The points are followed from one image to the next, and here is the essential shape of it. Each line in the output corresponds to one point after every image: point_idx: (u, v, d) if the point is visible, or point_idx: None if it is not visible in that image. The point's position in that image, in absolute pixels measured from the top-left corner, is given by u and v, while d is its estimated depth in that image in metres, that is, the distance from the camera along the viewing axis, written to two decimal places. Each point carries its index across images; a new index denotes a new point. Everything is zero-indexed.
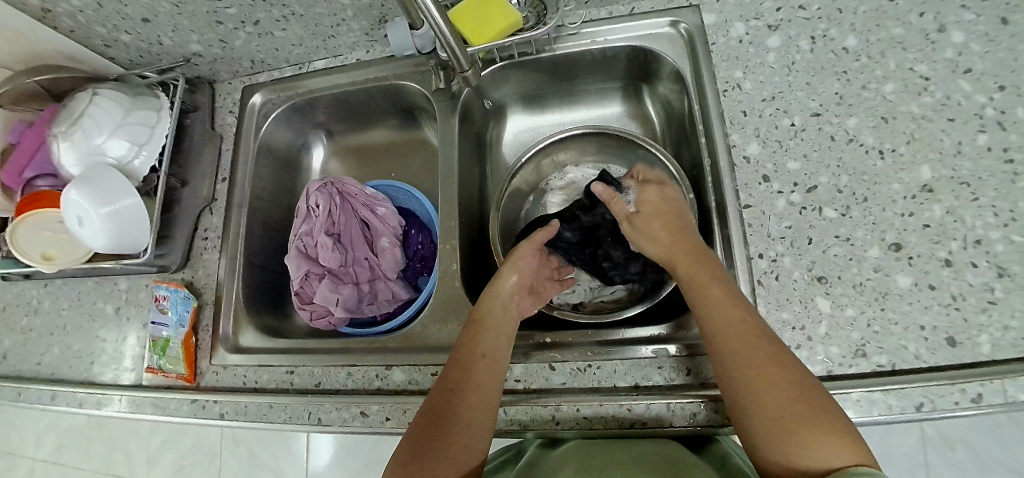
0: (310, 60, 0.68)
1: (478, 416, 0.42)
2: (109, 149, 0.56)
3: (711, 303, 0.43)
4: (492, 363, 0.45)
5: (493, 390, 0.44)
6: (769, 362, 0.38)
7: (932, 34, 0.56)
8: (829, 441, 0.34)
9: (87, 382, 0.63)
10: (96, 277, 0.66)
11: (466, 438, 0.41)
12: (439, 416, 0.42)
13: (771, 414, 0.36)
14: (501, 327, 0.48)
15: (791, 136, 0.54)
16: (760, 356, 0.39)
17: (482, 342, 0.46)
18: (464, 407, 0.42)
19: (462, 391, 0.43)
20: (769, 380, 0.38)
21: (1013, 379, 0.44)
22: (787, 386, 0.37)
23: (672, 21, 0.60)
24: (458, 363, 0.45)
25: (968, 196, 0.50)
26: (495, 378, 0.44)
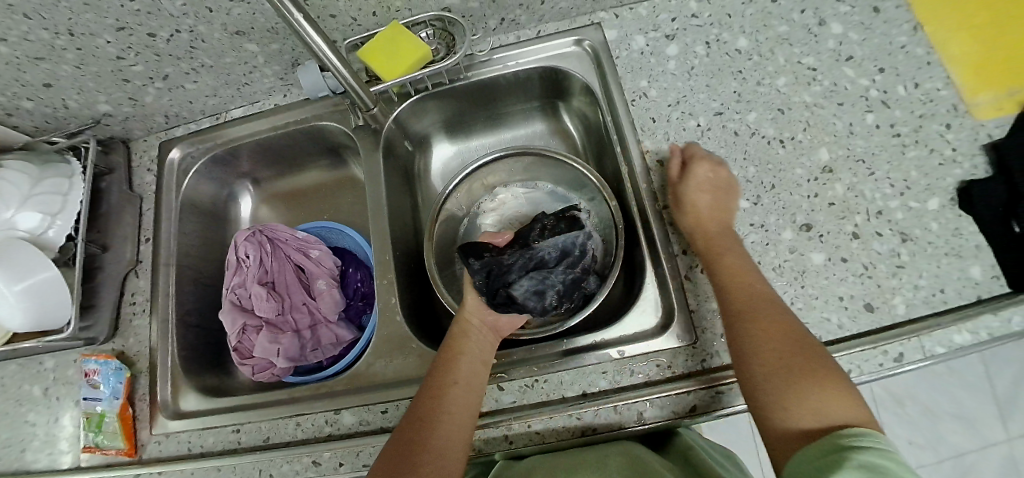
0: (227, 109, 0.68)
1: (457, 441, 0.42)
2: (20, 221, 0.54)
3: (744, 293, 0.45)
4: (469, 386, 0.46)
5: (471, 413, 0.44)
6: (777, 326, 0.41)
7: (813, 28, 0.61)
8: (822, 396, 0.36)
9: (17, 474, 0.58)
10: (19, 359, 0.62)
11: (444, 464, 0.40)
12: (419, 439, 0.42)
13: (771, 372, 0.39)
14: (473, 353, 0.49)
15: (699, 136, 0.57)
16: (760, 330, 0.41)
17: (458, 365, 0.47)
18: (443, 434, 0.42)
19: (441, 416, 0.43)
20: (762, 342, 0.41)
21: (927, 335, 0.47)
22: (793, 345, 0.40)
23: (577, 40, 0.63)
24: (433, 388, 0.46)
25: (865, 172, 0.54)
26: (471, 404, 0.45)
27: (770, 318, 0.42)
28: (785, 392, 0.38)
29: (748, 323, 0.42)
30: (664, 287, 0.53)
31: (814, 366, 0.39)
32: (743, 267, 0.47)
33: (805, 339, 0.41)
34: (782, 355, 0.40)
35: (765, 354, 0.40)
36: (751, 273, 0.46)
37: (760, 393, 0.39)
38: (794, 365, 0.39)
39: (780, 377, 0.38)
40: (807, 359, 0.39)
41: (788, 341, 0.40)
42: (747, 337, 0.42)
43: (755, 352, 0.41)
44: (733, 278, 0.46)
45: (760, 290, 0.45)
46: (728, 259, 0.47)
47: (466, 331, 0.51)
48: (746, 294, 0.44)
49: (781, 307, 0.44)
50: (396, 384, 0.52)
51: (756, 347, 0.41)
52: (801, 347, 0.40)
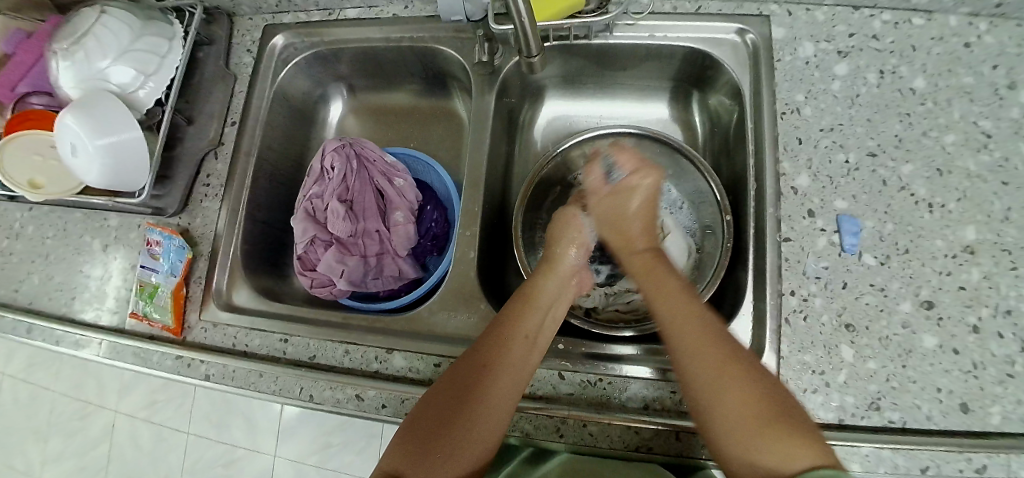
0: (341, 7, 0.62)
1: (500, 407, 0.40)
2: (113, 74, 0.51)
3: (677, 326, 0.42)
4: (529, 347, 0.43)
5: (524, 376, 0.42)
6: (725, 362, 0.38)
7: (1001, 89, 0.53)
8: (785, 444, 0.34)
9: (66, 319, 0.60)
10: (84, 209, 0.62)
11: (482, 434, 0.39)
12: (457, 407, 0.40)
13: (729, 424, 0.36)
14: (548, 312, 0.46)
15: (844, 174, 0.52)
16: (718, 369, 0.38)
17: (523, 324, 0.44)
18: (497, 384, 0.40)
19: (484, 383, 0.40)
20: (725, 381, 0.37)
21: (1018, 455, 0.43)
22: (748, 392, 0.37)
23: (741, 29, 0.57)
24: (486, 347, 0.43)
25: (1008, 264, 0.48)
26: (527, 365, 0.43)
27: (715, 358, 0.39)
28: (746, 442, 0.35)
29: (694, 358, 0.39)
30: (759, 324, 0.50)
31: (774, 410, 0.36)
32: (682, 294, 0.44)
33: (761, 376, 0.38)
34: (739, 394, 0.37)
35: (723, 395, 0.37)
36: (694, 308, 0.43)
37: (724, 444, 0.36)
38: (749, 410, 0.36)
39: (735, 427, 0.36)
40: (764, 402, 0.36)
41: (747, 380, 0.37)
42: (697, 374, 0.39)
43: (708, 393, 0.38)
44: (667, 308, 0.44)
45: (682, 315, 0.42)
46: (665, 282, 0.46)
47: (546, 285, 0.49)
48: (679, 330, 0.41)
49: (725, 338, 0.40)
50: (455, 342, 0.50)
51: (711, 392, 0.37)
52: (754, 390, 0.37)
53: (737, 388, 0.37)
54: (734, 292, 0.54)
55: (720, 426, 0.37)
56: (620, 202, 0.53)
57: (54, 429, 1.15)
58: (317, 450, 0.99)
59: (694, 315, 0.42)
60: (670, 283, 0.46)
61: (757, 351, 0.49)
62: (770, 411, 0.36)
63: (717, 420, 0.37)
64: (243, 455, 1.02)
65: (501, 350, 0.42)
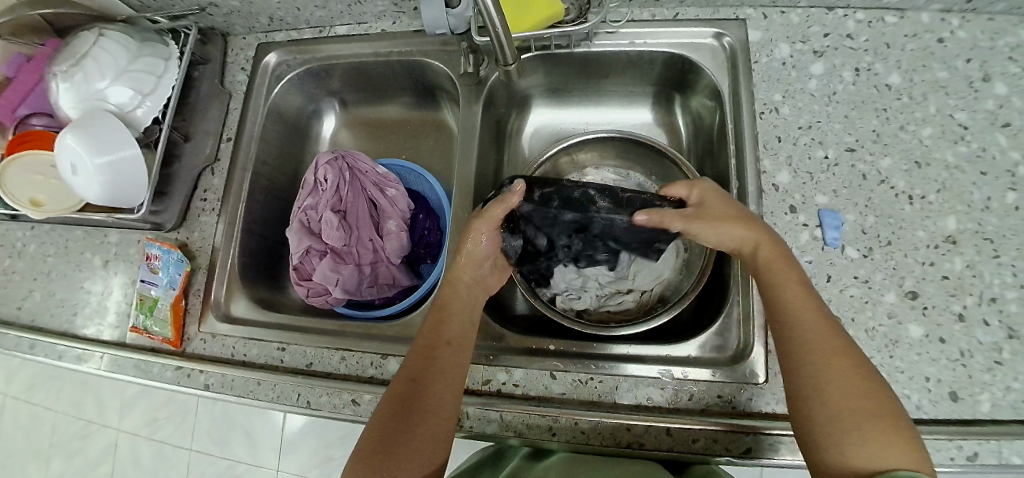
0: (332, 24, 0.65)
1: (440, 411, 0.42)
2: (111, 94, 0.53)
3: (803, 322, 0.40)
4: (456, 351, 0.45)
5: (458, 376, 0.44)
6: (836, 356, 0.38)
7: (975, 82, 0.54)
8: (884, 443, 0.33)
9: (67, 334, 0.61)
10: (84, 226, 0.64)
11: (429, 443, 0.40)
12: (401, 420, 0.40)
13: (843, 413, 0.36)
14: (466, 312, 0.49)
15: (823, 169, 0.53)
16: (852, 373, 0.37)
17: (445, 330, 0.46)
18: (433, 395, 0.42)
19: (421, 392, 0.42)
20: (846, 377, 0.37)
21: (1008, 442, 0.43)
22: (861, 392, 0.36)
23: (717, 33, 0.59)
24: (414, 359, 0.44)
25: (990, 253, 0.49)
26: (460, 364, 0.45)
27: (835, 349, 0.38)
28: (843, 435, 0.35)
29: (816, 346, 0.39)
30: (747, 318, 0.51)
31: (880, 407, 0.35)
32: (802, 289, 0.42)
33: (868, 376, 0.37)
34: (858, 391, 0.36)
35: (840, 387, 0.37)
36: (810, 297, 0.42)
37: (818, 436, 0.36)
38: (862, 404, 0.36)
39: (840, 417, 0.35)
40: (875, 399, 0.36)
41: (864, 380, 0.37)
42: (813, 363, 0.38)
43: (814, 387, 0.37)
44: (790, 301, 0.42)
45: (809, 309, 0.41)
46: (789, 281, 0.43)
47: (457, 287, 0.50)
48: (803, 317, 0.40)
49: (840, 336, 0.40)
50: None
51: (827, 382, 0.37)
52: (866, 387, 0.37)
53: (856, 380, 0.37)
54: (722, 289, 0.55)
55: (823, 413, 0.36)
56: (710, 206, 0.48)
57: (57, 450, 1.15)
58: (319, 463, 0.99)
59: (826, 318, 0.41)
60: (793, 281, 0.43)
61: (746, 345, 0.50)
62: (881, 407, 0.35)
63: (823, 409, 0.36)
64: (245, 470, 1.02)
65: (430, 358, 0.44)
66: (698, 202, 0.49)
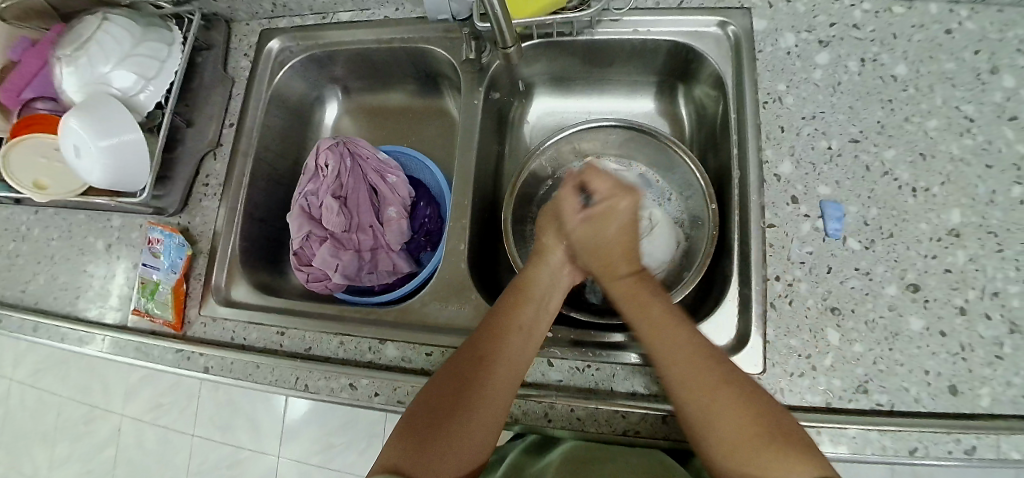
0: (335, 10, 0.65)
1: (498, 398, 0.41)
2: (115, 78, 0.53)
3: (665, 349, 0.41)
4: (525, 340, 0.44)
5: (521, 367, 0.43)
6: (718, 384, 0.38)
7: (983, 74, 0.53)
8: (782, 464, 0.33)
9: (71, 317, 0.61)
10: (88, 210, 0.65)
11: (480, 426, 0.40)
12: (460, 399, 0.40)
13: (731, 449, 0.36)
14: (543, 301, 0.47)
15: (826, 160, 0.52)
16: (723, 396, 0.37)
17: (520, 314, 0.45)
18: (496, 379, 0.41)
19: (484, 374, 0.41)
20: (721, 401, 0.37)
21: (1007, 436, 0.43)
22: (740, 414, 0.36)
23: (722, 22, 0.58)
24: (485, 339, 0.43)
25: (993, 247, 0.48)
26: (526, 354, 0.44)
27: (698, 382, 0.38)
28: (753, 468, 0.34)
29: (679, 383, 0.39)
30: (746, 308, 0.51)
31: (768, 427, 0.35)
32: (663, 315, 0.43)
33: (748, 393, 0.37)
34: (734, 422, 0.36)
35: (716, 422, 0.37)
36: (666, 318, 0.43)
37: (728, 472, 0.36)
38: (744, 434, 0.35)
39: (732, 451, 0.36)
40: (756, 422, 0.36)
41: (741, 397, 0.37)
42: (689, 398, 0.39)
43: (701, 420, 0.37)
44: (652, 331, 0.42)
45: (666, 339, 0.41)
46: (652, 309, 0.44)
47: (542, 273, 0.49)
48: (668, 350, 0.41)
49: (717, 360, 0.40)
50: (446, 331, 0.51)
51: (707, 413, 0.37)
52: (747, 407, 0.37)
53: (731, 403, 0.37)
54: (722, 279, 0.55)
55: (719, 450, 0.36)
56: (596, 236, 0.45)
57: (62, 434, 1.16)
58: (319, 450, 1.00)
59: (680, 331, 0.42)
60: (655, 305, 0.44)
61: (744, 335, 0.50)
62: (765, 428, 0.35)
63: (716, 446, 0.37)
64: (246, 456, 1.03)
65: (499, 340, 0.43)
66: (605, 211, 0.45)
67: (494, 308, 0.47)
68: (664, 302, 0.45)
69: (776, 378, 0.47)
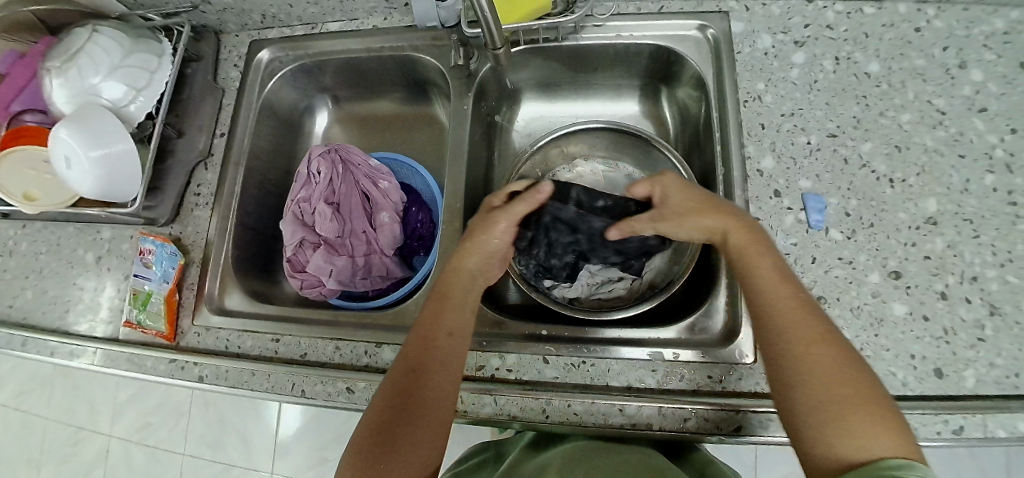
0: (324, 21, 0.66)
1: (439, 402, 0.41)
2: (105, 89, 0.54)
3: (768, 290, 0.41)
4: (453, 340, 0.45)
5: (456, 366, 0.44)
6: (817, 340, 0.37)
7: (952, 70, 0.56)
8: (873, 428, 0.32)
9: (60, 332, 0.61)
10: (78, 223, 0.64)
11: (426, 434, 0.39)
12: (402, 411, 0.40)
13: (818, 402, 0.34)
14: (466, 302, 0.48)
15: (806, 154, 0.54)
16: (814, 347, 0.36)
17: (445, 318, 0.46)
18: (433, 382, 0.42)
19: (420, 382, 0.41)
20: (818, 355, 0.36)
21: (993, 416, 0.44)
22: (838, 368, 0.35)
23: (701, 25, 0.60)
24: (414, 350, 0.44)
25: (970, 233, 0.50)
26: (458, 354, 0.45)
27: (809, 332, 0.37)
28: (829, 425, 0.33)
29: (789, 339, 0.37)
30: None
31: (862, 392, 0.34)
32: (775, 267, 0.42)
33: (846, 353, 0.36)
34: (827, 373, 0.35)
35: (815, 368, 0.35)
36: (787, 278, 0.41)
37: (804, 414, 0.34)
38: (842, 393, 0.34)
39: (823, 412, 0.33)
40: (857, 383, 0.34)
41: (841, 358, 0.36)
42: (788, 341, 0.37)
43: (794, 365, 0.36)
44: (759, 278, 0.42)
45: (787, 302, 0.39)
46: (761, 262, 0.42)
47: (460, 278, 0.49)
48: (772, 297, 0.40)
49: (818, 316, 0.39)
50: None
51: (803, 362, 0.36)
52: (846, 367, 0.35)
53: (817, 357, 0.36)
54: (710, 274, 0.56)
55: (808, 401, 0.34)
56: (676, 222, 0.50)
57: (48, 457, 1.13)
58: (314, 465, 0.98)
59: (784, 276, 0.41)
60: (766, 257, 0.43)
61: None
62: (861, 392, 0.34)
63: (808, 397, 0.35)
64: (239, 473, 1.01)
65: (428, 346, 0.43)
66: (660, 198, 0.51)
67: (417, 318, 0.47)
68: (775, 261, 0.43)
69: None
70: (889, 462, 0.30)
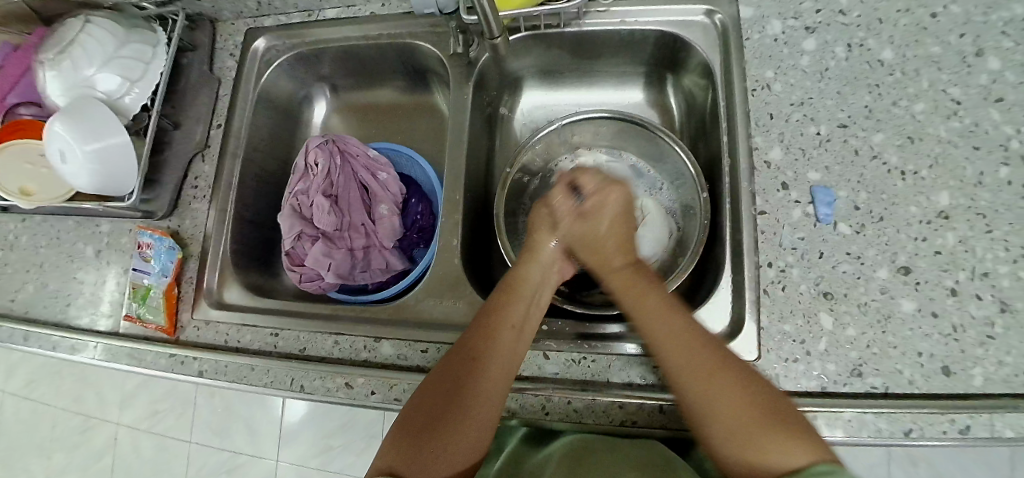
0: (320, 8, 0.64)
1: (492, 400, 0.40)
2: (99, 82, 0.53)
3: (646, 311, 0.44)
4: (516, 335, 0.44)
5: (514, 365, 0.43)
6: (712, 370, 0.39)
7: (969, 57, 0.54)
8: (789, 444, 0.34)
9: (62, 325, 0.61)
10: (76, 216, 0.64)
11: (473, 426, 0.39)
12: (452, 397, 0.40)
13: (724, 427, 0.36)
14: (534, 297, 0.48)
15: (815, 145, 0.53)
16: (711, 380, 0.38)
17: (508, 313, 0.45)
18: (486, 379, 0.41)
19: (478, 376, 0.41)
20: (716, 386, 0.38)
21: (1001, 415, 0.43)
22: (740, 395, 0.37)
23: (708, 10, 0.58)
24: (476, 338, 0.43)
25: (983, 228, 0.48)
26: (516, 352, 0.43)
27: (706, 361, 0.39)
28: (750, 447, 0.35)
29: (681, 367, 0.40)
30: (739, 295, 0.51)
31: (763, 414, 0.36)
32: (660, 299, 0.45)
33: (737, 371, 0.38)
34: (725, 405, 0.37)
35: (716, 399, 0.37)
36: (678, 315, 0.43)
37: (721, 446, 0.37)
38: (753, 421, 0.36)
39: (732, 430, 0.36)
40: (755, 405, 0.36)
41: (738, 384, 0.38)
42: (689, 379, 0.39)
43: (696, 403, 0.38)
44: (645, 309, 0.44)
45: (669, 328, 0.42)
46: (646, 294, 0.45)
47: (530, 273, 0.49)
48: (655, 327, 0.42)
49: (710, 341, 0.41)
50: (441, 327, 0.51)
51: (704, 400, 0.38)
52: (738, 396, 0.37)
53: (719, 390, 0.38)
54: (715, 268, 0.55)
55: (718, 427, 0.37)
56: (591, 227, 0.50)
57: (57, 445, 1.15)
58: (319, 454, 0.99)
59: (669, 308, 0.43)
60: (651, 298, 0.45)
61: (738, 322, 0.50)
62: (760, 409, 0.36)
63: (716, 423, 0.37)
64: (245, 461, 1.02)
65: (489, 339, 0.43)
66: (596, 203, 0.51)
67: (485, 304, 0.47)
68: (659, 293, 0.46)
69: (771, 363, 0.47)
70: (808, 468, 0.32)
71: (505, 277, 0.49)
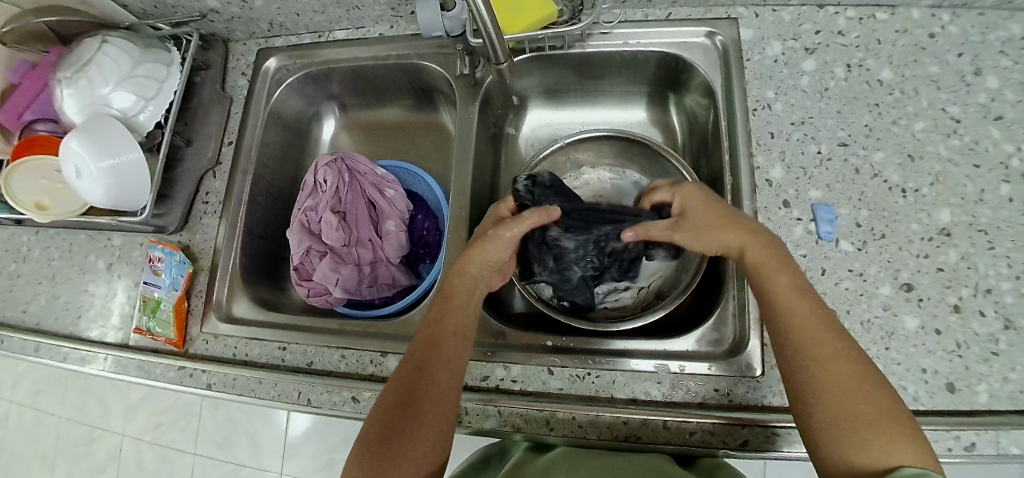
0: (330, 29, 0.66)
1: (445, 403, 0.41)
2: (115, 99, 0.54)
3: (775, 290, 0.42)
4: (458, 340, 0.45)
5: (459, 369, 0.44)
6: (834, 355, 0.37)
7: (967, 76, 0.54)
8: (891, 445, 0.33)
9: (72, 337, 0.62)
10: (88, 230, 0.65)
11: (433, 431, 0.40)
12: (406, 406, 0.40)
13: (834, 410, 0.35)
14: (473, 302, 0.48)
15: (816, 164, 0.53)
16: (829, 363, 0.37)
17: (450, 320, 0.46)
18: (435, 384, 0.42)
19: (428, 383, 0.42)
20: (832, 373, 0.37)
21: (1008, 433, 0.43)
22: (856, 392, 0.35)
23: (709, 31, 0.60)
24: (421, 347, 0.44)
25: (985, 244, 0.49)
26: (459, 356, 0.45)
27: (829, 346, 0.38)
28: (851, 435, 0.34)
29: (800, 344, 0.39)
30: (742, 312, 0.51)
31: (875, 411, 0.34)
32: (792, 284, 0.42)
33: (869, 366, 0.37)
34: (841, 390, 0.36)
35: (824, 382, 0.36)
36: (802, 295, 0.41)
37: (819, 434, 0.35)
38: (865, 414, 0.34)
39: (845, 417, 0.35)
40: (871, 400, 0.35)
41: (860, 376, 0.36)
42: (808, 358, 0.38)
43: (811, 381, 0.37)
44: (778, 292, 0.42)
45: (799, 305, 0.41)
46: (779, 282, 0.42)
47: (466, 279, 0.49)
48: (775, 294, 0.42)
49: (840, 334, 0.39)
50: None
51: (816, 379, 0.37)
52: (867, 396, 0.35)
53: (828, 374, 0.37)
54: (717, 284, 0.56)
55: (822, 413, 0.36)
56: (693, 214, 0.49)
57: (62, 456, 1.16)
58: (322, 467, 0.99)
59: (800, 290, 0.41)
60: (784, 278, 0.42)
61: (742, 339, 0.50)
62: (873, 411, 0.35)
63: (820, 407, 0.36)
64: (248, 474, 1.02)
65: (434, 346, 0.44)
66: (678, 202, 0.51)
67: (426, 314, 0.47)
68: (793, 278, 0.42)
69: None
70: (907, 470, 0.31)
71: (441, 285, 0.50)
